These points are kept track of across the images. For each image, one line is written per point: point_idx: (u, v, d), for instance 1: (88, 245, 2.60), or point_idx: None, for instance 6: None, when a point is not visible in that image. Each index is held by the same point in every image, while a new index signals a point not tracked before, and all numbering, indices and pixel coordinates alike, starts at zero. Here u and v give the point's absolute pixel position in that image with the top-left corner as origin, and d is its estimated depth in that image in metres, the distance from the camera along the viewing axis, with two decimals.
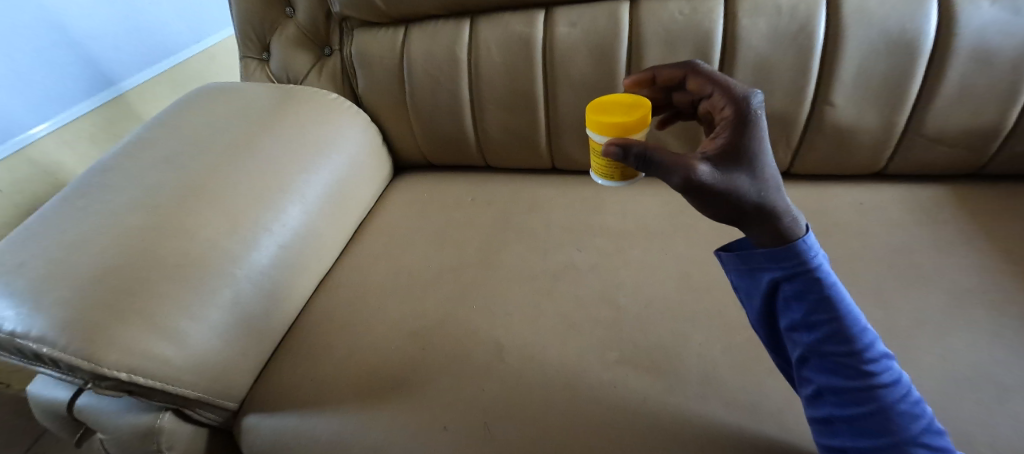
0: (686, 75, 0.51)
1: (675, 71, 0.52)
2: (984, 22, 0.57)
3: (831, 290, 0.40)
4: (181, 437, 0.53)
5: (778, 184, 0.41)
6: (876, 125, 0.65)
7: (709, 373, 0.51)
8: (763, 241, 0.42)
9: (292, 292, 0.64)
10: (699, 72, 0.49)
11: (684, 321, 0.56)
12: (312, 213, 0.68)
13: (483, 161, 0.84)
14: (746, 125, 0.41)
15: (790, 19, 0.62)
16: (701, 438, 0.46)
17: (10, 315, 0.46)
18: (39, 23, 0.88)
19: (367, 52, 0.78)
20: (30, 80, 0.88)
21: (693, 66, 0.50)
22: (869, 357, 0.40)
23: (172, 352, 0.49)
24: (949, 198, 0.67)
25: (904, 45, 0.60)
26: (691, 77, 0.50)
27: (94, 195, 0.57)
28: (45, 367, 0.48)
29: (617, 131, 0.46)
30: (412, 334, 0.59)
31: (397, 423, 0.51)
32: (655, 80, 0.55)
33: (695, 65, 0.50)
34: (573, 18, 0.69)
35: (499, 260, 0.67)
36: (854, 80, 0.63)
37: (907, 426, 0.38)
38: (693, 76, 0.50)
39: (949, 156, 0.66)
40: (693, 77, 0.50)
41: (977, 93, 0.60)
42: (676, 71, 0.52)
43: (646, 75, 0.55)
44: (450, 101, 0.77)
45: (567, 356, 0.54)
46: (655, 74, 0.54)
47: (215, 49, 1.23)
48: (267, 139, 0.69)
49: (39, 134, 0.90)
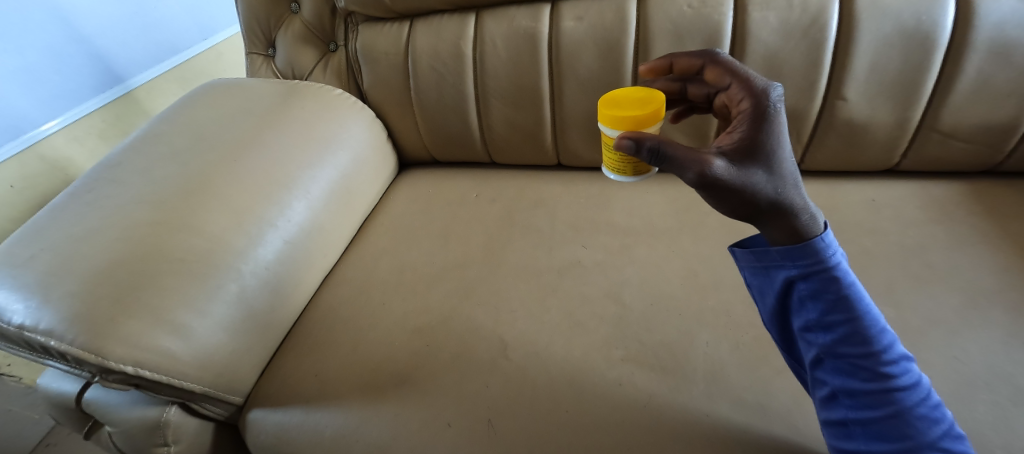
0: (705, 65, 0.50)
1: (693, 60, 0.52)
2: (1002, 15, 0.56)
3: (849, 290, 0.39)
4: (187, 431, 0.54)
5: (797, 180, 0.40)
6: (889, 122, 0.64)
7: (716, 372, 0.50)
8: (777, 238, 0.41)
9: (297, 286, 0.64)
10: (718, 63, 0.48)
11: (691, 318, 0.56)
12: (317, 208, 0.68)
13: (489, 157, 0.84)
14: (764, 119, 0.40)
15: (801, 12, 0.61)
16: (706, 437, 0.45)
17: (19, 308, 0.47)
18: (48, 20, 0.88)
19: (373, 47, 0.78)
20: (41, 76, 0.89)
21: (713, 56, 0.49)
22: (887, 359, 0.39)
23: (177, 346, 0.49)
24: (964, 195, 0.65)
25: (920, 37, 0.58)
26: (710, 67, 0.49)
27: (102, 190, 0.58)
28: (53, 360, 0.49)
29: (629, 124, 0.45)
30: (416, 330, 0.59)
31: (401, 420, 0.51)
32: (672, 68, 0.54)
33: (714, 56, 0.50)
34: (580, 12, 0.68)
35: (502, 257, 0.67)
36: (866, 76, 0.62)
37: (924, 431, 0.37)
38: (712, 67, 0.49)
39: (964, 153, 0.65)
40: (711, 68, 0.49)
41: (993, 89, 0.59)
42: (695, 61, 0.51)
43: (663, 63, 0.54)
44: (456, 96, 0.77)
45: (572, 354, 0.54)
46: (673, 62, 0.54)
47: (221, 47, 1.24)
48: (274, 135, 0.69)
49: (49, 130, 0.91)
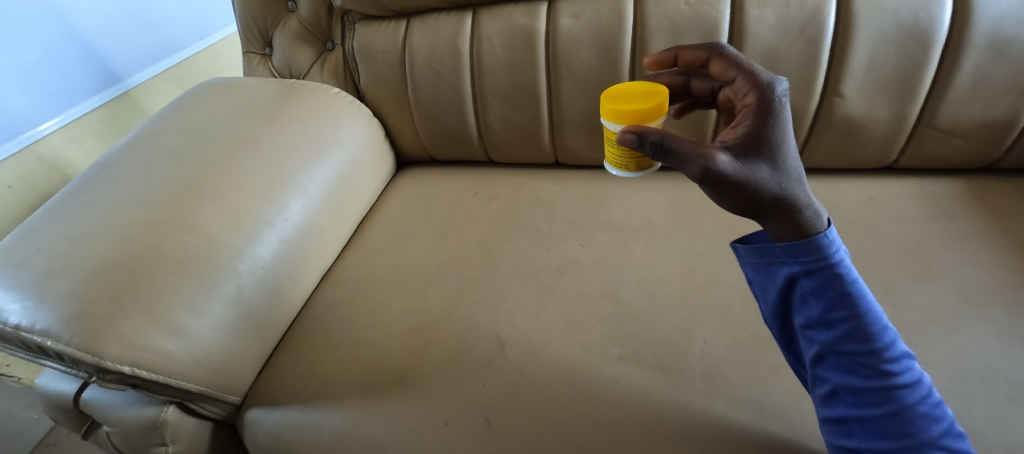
0: (710, 58, 0.50)
1: (697, 53, 0.51)
2: (1000, 12, 0.56)
3: (852, 287, 0.39)
4: (185, 431, 0.54)
5: (800, 176, 0.40)
6: (887, 119, 0.64)
7: (714, 369, 0.50)
8: (781, 235, 0.41)
9: (295, 285, 0.64)
10: (723, 56, 0.48)
11: (689, 316, 0.55)
12: (314, 208, 0.68)
13: (487, 155, 0.84)
14: (768, 114, 0.40)
15: (799, 10, 0.61)
16: (704, 435, 0.45)
17: (15, 308, 0.47)
18: (44, 19, 0.88)
19: (370, 45, 0.78)
20: (38, 75, 0.89)
21: (718, 49, 0.49)
22: (889, 357, 0.39)
23: (173, 346, 0.49)
24: (962, 191, 0.65)
25: (917, 34, 0.58)
26: (714, 61, 0.49)
27: (100, 189, 0.58)
28: (50, 361, 0.49)
29: (633, 119, 0.45)
30: (414, 329, 0.59)
31: (399, 418, 0.51)
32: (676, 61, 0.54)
33: (719, 49, 0.49)
34: (578, 10, 0.67)
35: (500, 255, 0.67)
36: (864, 73, 0.62)
37: (925, 429, 0.37)
38: (716, 60, 0.49)
39: (963, 150, 0.65)
40: (716, 61, 0.49)
41: (990, 86, 0.59)
42: (699, 53, 0.51)
43: (668, 55, 0.53)
44: (454, 95, 0.76)
45: (570, 353, 0.54)
46: (677, 55, 0.53)
47: (219, 46, 1.24)
48: (272, 134, 0.69)
49: (46, 130, 0.91)
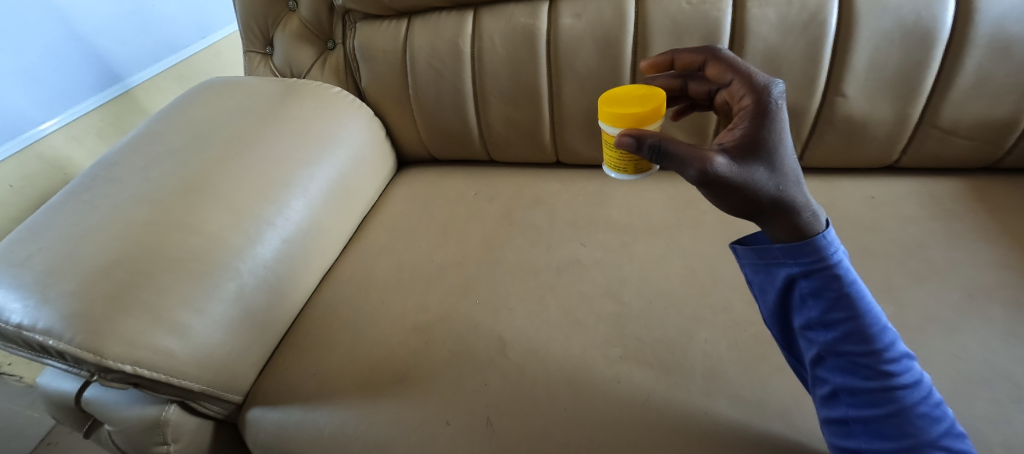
0: (707, 61, 0.50)
1: (694, 56, 0.51)
2: (1004, 11, 0.55)
3: (851, 287, 0.39)
4: (186, 430, 0.54)
5: (798, 177, 0.40)
6: (888, 118, 0.64)
7: (715, 369, 0.50)
8: (780, 236, 0.41)
9: (296, 284, 0.64)
10: (720, 59, 0.48)
11: (690, 316, 0.55)
12: (315, 207, 0.68)
13: (488, 155, 0.84)
14: (765, 116, 0.40)
15: (801, 9, 0.60)
16: (704, 434, 0.45)
17: (17, 307, 0.47)
18: (44, 19, 0.88)
19: (371, 44, 0.78)
20: (39, 75, 0.89)
21: (714, 52, 0.49)
22: (888, 357, 0.39)
23: (175, 345, 0.49)
24: (963, 191, 0.65)
25: (920, 33, 0.58)
26: (712, 63, 0.49)
27: (101, 189, 0.58)
28: (52, 360, 0.49)
29: (630, 122, 0.45)
30: (415, 328, 0.59)
31: (400, 417, 0.51)
32: (673, 64, 0.54)
33: (716, 52, 0.49)
34: (579, 9, 0.67)
35: (501, 255, 0.67)
36: (866, 72, 0.61)
37: (925, 430, 0.37)
38: (713, 62, 0.49)
39: (965, 150, 0.65)
40: (713, 64, 0.49)
41: (993, 85, 0.59)
42: (697, 56, 0.51)
43: (663, 59, 0.54)
44: (455, 94, 0.76)
45: (571, 352, 0.54)
46: (674, 58, 0.53)
47: (220, 45, 1.24)
48: (271, 133, 0.69)
49: (47, 130, 0.91)
